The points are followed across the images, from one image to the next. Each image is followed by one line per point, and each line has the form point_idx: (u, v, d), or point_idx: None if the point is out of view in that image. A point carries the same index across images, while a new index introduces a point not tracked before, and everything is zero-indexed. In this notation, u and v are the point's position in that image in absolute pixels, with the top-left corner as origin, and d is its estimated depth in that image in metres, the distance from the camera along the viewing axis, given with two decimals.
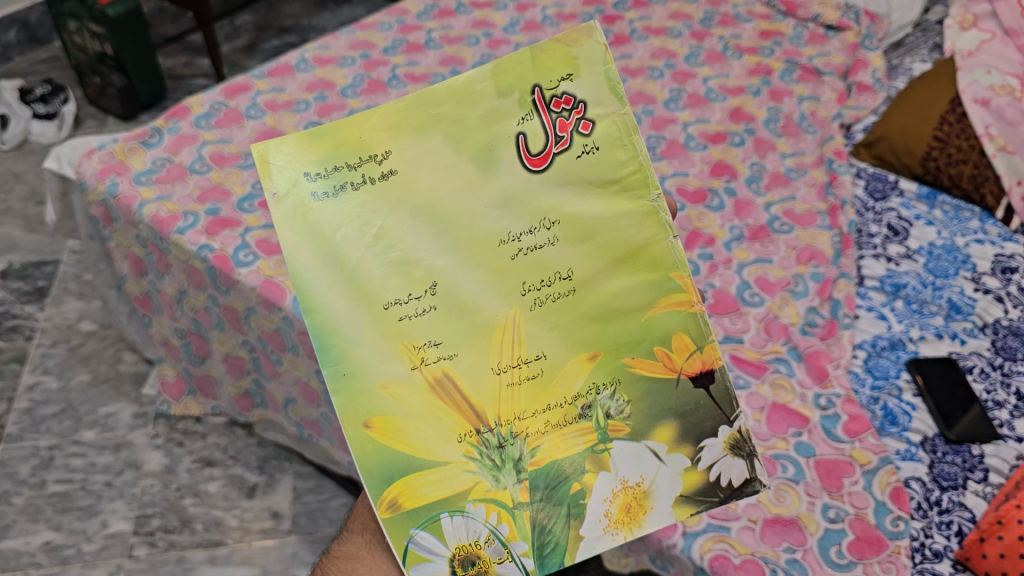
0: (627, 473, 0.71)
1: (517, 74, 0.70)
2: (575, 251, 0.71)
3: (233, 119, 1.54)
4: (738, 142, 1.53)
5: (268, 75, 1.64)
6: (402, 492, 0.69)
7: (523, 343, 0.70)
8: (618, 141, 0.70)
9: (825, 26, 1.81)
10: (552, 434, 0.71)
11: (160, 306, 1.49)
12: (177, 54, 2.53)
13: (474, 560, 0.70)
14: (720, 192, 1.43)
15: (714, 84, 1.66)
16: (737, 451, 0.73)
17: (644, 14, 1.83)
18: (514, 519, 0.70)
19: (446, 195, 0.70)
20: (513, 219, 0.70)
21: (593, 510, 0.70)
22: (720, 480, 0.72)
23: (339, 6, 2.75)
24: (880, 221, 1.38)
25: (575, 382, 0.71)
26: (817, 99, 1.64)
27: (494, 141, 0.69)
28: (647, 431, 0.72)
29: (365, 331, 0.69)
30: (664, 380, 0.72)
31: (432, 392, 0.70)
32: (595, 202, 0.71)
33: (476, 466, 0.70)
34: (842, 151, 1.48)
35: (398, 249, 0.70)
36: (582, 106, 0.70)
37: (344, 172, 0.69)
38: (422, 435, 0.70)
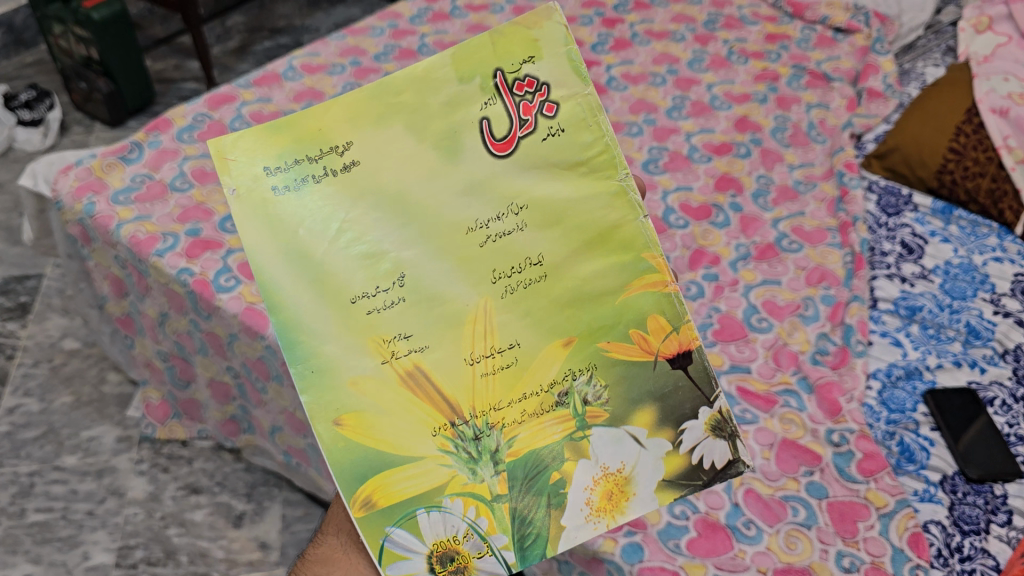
0: (606, 459, 0.63)
1: (476, 62, 0.62)
2: (547, 236, 0.63)
3: (217, 132, 1.48)
4: (744, 153, 1.47)
5: (254, 84, 1.58)
6: (377, 489, 0.62)
7: (496, 332, 0.63)
8: (583, 122, 0.62)
9: (833, 29, 1.74)
10: (529, 423, 0.63)
11: (142, 328, 1.43)
12: (167, 57, 2.46)
13: (453, 555, 0.62)
14: (725, 207, 1.37)
15: (719, 90, 1.59)
16: (719, 431, 0.65)
17: (645, 16, 1.76)
18: (494, 511, 0.63)
19: (411, 184, 0.62)
20: (482, 206, 0.62)
21: (574, 498, 0.63)
22: (702, 462, 0.64)
23: (334, 6, 2.68)
24: (893, 238, 1.31)
25: (549, 368, 0.63)
26: (825, 106, 1.57)
27: (458, 129, 0.62)
28: (626, 415, 0.64)
29: (333, 332, 0.61)
30: (641, 364, 0.64)
31: (403, 385, 0.62)
32: (567, 184, 0.63)
33: (451, 458, 0.63)
34: (853, 163, 1.41)
35: (364, 238, 0.62)
36: (546, 88, 0.62)
37: (306, 166, 0.61)
38: (394, 430, 0.62)
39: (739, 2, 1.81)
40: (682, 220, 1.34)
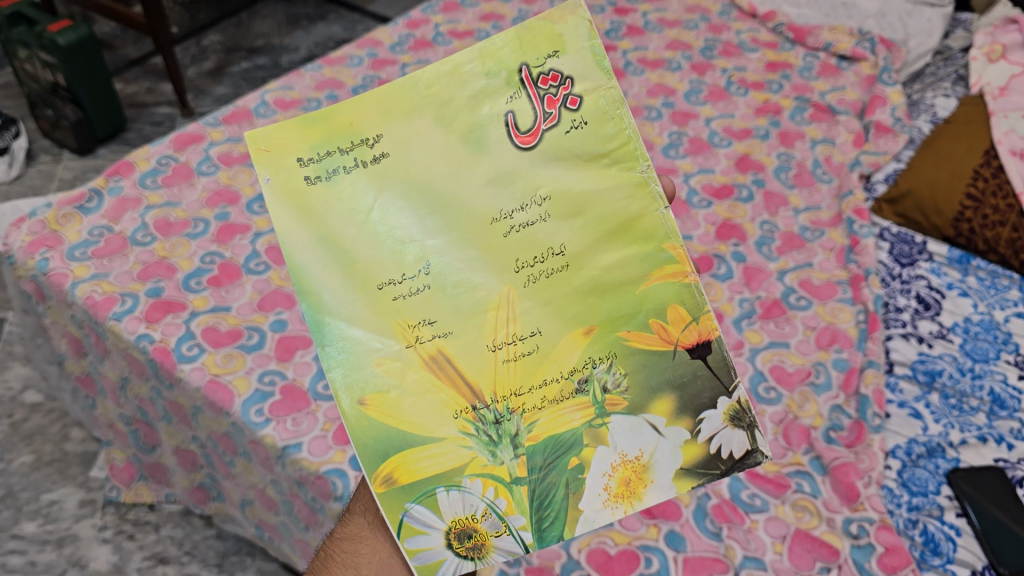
0: (624, 446, 0.52)
1: (500, 57, 0.54)
2: (575, 224, 0.53)
3: (182, 176, 1.37)
4: (746, 196, 1.38)
5: (223, 122, 1.48)
6: (398, 465, 0.53)
7: (519, 320, 0.53)
8: (606, 110, 0.53)
9: (837, 56, 1.65)
10: (548, 408, 0.53)
11: (103, 389, 1.32)
12: (139, 79, 2.35)
13: (470, 532, 0.52)
14: (727, 258, 1.28)
15: (718, 126, 1.51)
16: (737, 421, 0.51)
17: (639, 44, 1.68)
18: (512, 491, 0.53)
19: (440, 175, 0.55)
20: (507, 193, 0.54)
21: (591, 483, 0.52)
22: (720, 452, 0.51)
23: (314, 23, 2.58)
24: (908, 292, 1.23)
25: (569, 356, 0.53)
26: (831, 142, 1.49)
27: (484, 122, 0.54)
28: (644, 404, 0.52)
29: (356, 318, 0.53)
30: (659, 353, 0.53)
31: (425, 368, 0.54)
32: (591, 172, 0.53)
33: (472, 440, 0.53)
34: (863, 210, 1.32)
35: (391, 227, 0.54)
36: (569, 83, 0.53)
37: (335, 157, 0.54)
38: (414, 410, 0.53)
39: (737, 27, 1.73)
40: None
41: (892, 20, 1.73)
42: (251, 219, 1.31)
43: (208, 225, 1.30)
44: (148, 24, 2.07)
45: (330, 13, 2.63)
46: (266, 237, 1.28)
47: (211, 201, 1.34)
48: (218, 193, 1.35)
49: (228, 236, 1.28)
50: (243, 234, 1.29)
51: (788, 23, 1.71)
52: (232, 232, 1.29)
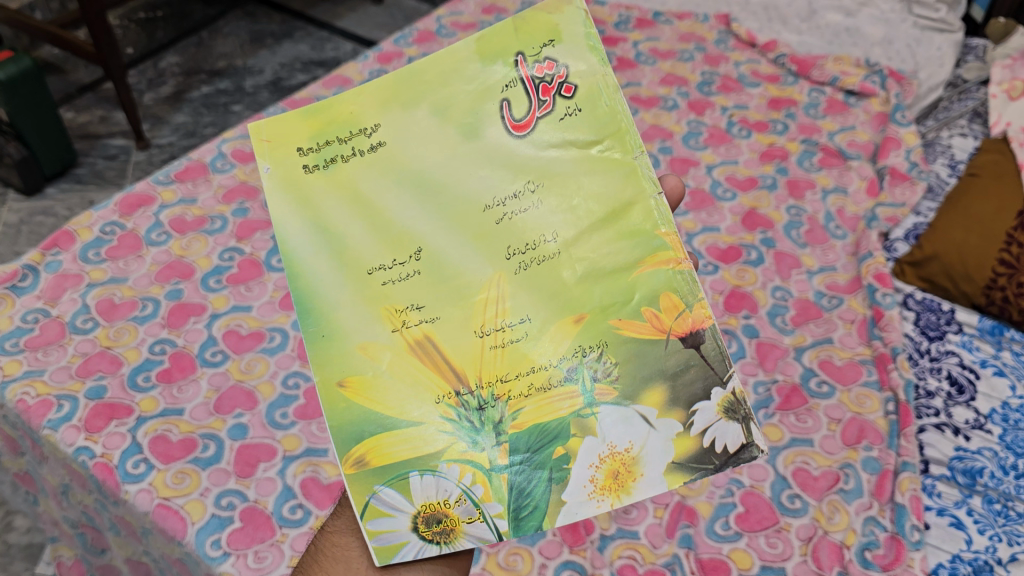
0: (613, 437, 0.46)
1: (498, 46, 0.50)
2: (568, 211, 0.49)
3: (129, 246, 1.23)
4: (755, 258, 1.25)
5: (176, 179, 1.33)
6: (372, 448, 0.48)
7: (507, 309, 0.49)
8: (600, 95, 0.48)
9: (844, 91, 1.53)
10: (534, 398, 0.48)
11: (43, 489, 1.17)
12: (91, 107, 2.19)
13: (439, 517, 0.47)
14: (739, 333, 1.16)
15: (721, 174, 1.38)
16: (733, 414, 0.44)
17: (631, 79, 1.55)
18: (492, 479, 0.47)
19: (433, 163, 0.51)
20: (498, 179, 0.50)
21: (577, 474, 0.46)
22: (713, 445, 0.44)
23: (280, 43, 2.42)
24: (939, 372, 1.12)
25: (556, 346, 0.48)
26: (843, 191, 1.37)
27: (478, 108, 0.50)
28: (635, 392, 0.46)
29: (341, 302, 0.50)
30: (650, 343, 0.47)
31: (410, 355, 0.49)
32: (587, 160, 0.49)
33: (453, 427, 0.48)
34: (886, 275, 1.20)
35: (382, 213, 0.51)
36: (563, 71, 0.49)
37: (333, 147, 0.52)
38: (396, 395, 0.49)
39: (735, 59, 1.60)
40: None
41: (900, 47, 1.62)
42: (207, 298, 1.17)
43: (158, 304, 1.16)
44: (98, 53, 1.90)
45: (296, 31, 2.47)
46: (223, 319, 1.15)
47: (163, 276, 1.20)
48: (169, 266, 1.21)
49: (181, 319, 1.14)
50: (198, 316, 1.15)
51: (790, 54, 1.59)
52: (185, 314, 1.15)
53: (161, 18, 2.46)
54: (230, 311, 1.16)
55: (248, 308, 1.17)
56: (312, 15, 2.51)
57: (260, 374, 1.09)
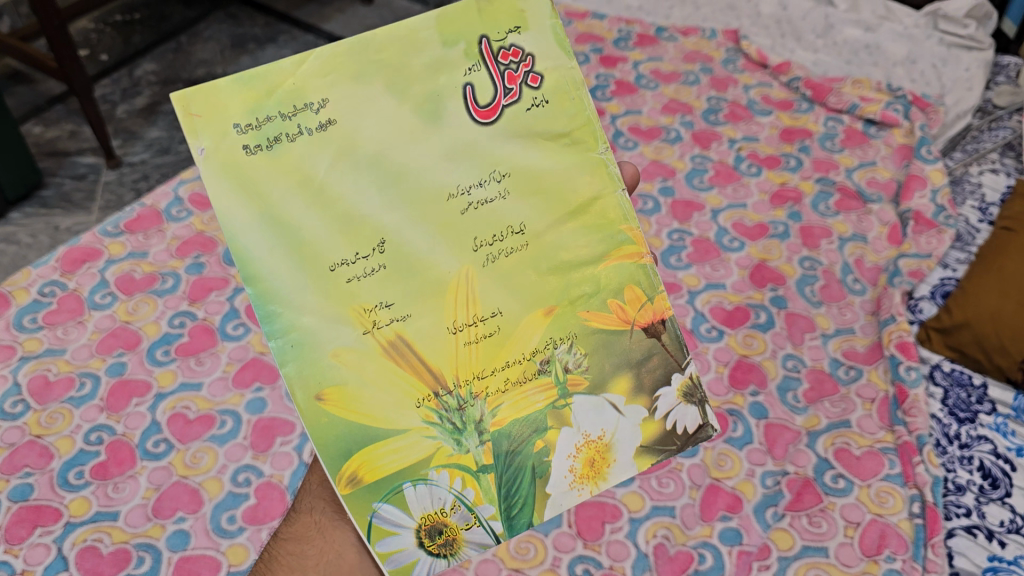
0: (587, 425, 0.53)
1: (462, 26, 0.50)
2: (536, 203, 0.53)
3: (70, 310, 1.11)
4: (764, 321, 1.13)
5: (126, 229, 1.21)
6: (362, 462, 0.50)
7: (479, 301, 0.52)
8: (565, 89, 0.53)
9: (864, 119, 1.40)
10: (512, 393, 0.53)
11: None
12: (61, 120, 2.02)
13: (440, 528, 0.50)
14: (746, 413, 1.04)
15: (728, 220, 1.25)
16: (690, 397, 0.55)
17: (631, 106, 1.41)
18: (480, 480, 0.51)
19: (391, 146, 0.49)
20: (465, 169, 0.51)
21: (557, 466, 0.52)
22: (675, 428, 0.55)
23: (262, 47, 2.25)
24: (969, 462, 0.99)
25: (530, 337, 0.53)
26: (863, 238, 1.24)
27: (443, 90, 0.49)
28: (605, 382, 0.54)
29: (307, 305, 0.48)
30: (618, 333, 0.55)
31: (383, 358, 0.50)
32: (555, 152, 0.53)
33: (435, 430, 0.51)
34: (910, 344, 1.07)
35: (337, 202, 0.48)
36: (530, 59, 0.52)
37: (274, 123, 0.47)
38: (376, 402, 0.50)
39: (744, 81, 1.47)
40: None
41: (924, 68, 1.49)
42: (152, 373, 1.06)
43: (98, 382, 1.04)
44: (60, 69, 1.75)
45: (280, 35, 2.30)
46: (169, 401, 1.03)
47: (105, 347, 1.08)
48: (113, 334, 1.09)
49: (122, 400, 1.03)
50: (141, 397, 1.03)
51: (805, 77, 1.46)
52: (127, 394, 1.03)
53: (139, 20, 2.29)
54: (178, 390, 1.04)
55: (198, 387, 1.05)
56: (297, 16, 2.35)
57: (207, 468, 0.97)
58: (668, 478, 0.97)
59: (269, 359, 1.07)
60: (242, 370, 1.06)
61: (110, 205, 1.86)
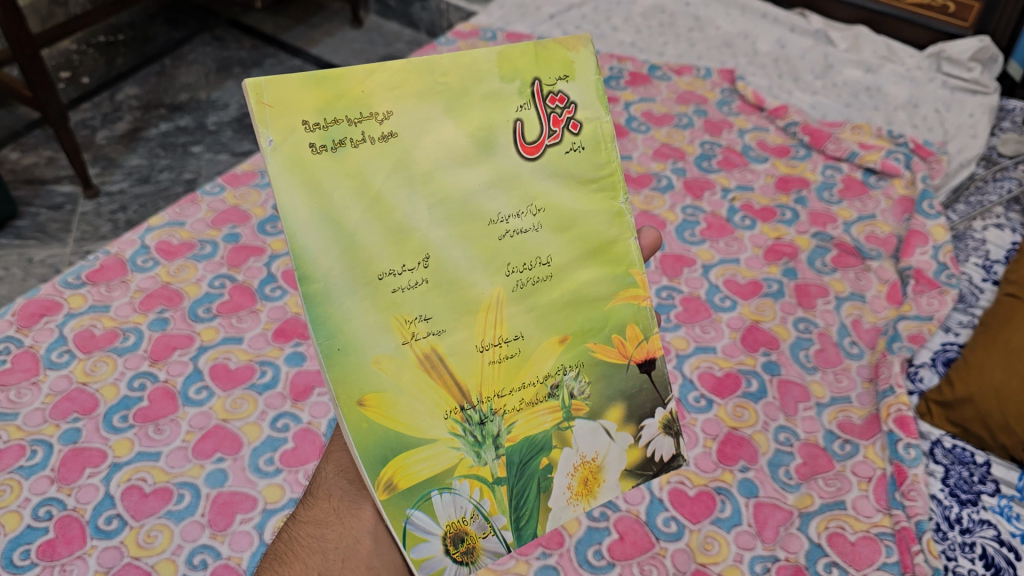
0: (584, 447, 0.61)
1: (518, 65, 0.58)
2: (559, 239, 0.60)
3: (25, 368, 1.05)
4: (756, 390, 1.07)
5: (90, 280, 1.16)
6: (396, 469, 0.56)
7: (505, 323, 0.58)
8: (600, 141, 0.61)
9: (863, 168, 1.37)
10: (525, 413, 0.59)
11: None
12: (39, 146, 1.94)
13: (462, 536, 0.57)
14: (734, 491, 0.97)
15: (719, 277, 1.20)
16: (669, 428, 0.63)
17: (621, 151, 1.38)
18: (495, 492, 0.58)
19: (444, 167, 0.56)
20: (505, 199, 0.58)
21: (558, 482, 0.59)
22: (654, 456, 0.63)
23: (248, 72, 2.19)
24: (970, 549, 0.92)
25: (546, 361, 0.60)
26: (861, 297, 1.19)
27: (496, 124, 0.57)
28: (601, 409, 0.62)
29: (356, 307, 0.54)
30: (615, 365, 0.63)
31: (419, 367, 0.56)
32: (580, 195, 0.61)
33: (460, 441, 0.57)
34: (910, 419, 1.01)
35: (393, 214, 0.54)
36: (573, 107, 0.61)
37: (342, 128, 0.52)
38: (410, 411, 0.56)
39: (739, 126, 1.45)
40: (672, 523, 0.94)
41: (926, 113, 1.46)
42: (108, 441, 0.99)
43: (50, 450, 0.97)
44: (34, 98, 1.68)
45: (267, 58, 2.25)
46: (125, 472, 0.96)
47: (59, 412, 1.01)
48: (69, 398, 1.03)
49: (74, 471, 0.96)
50: (95, 467, 0.96)
51: (802, 122, 1.43)
52: (80, 464, 0.96)
53: (122, 42, 2.24)
54: (135, 459, 0.97)
55: (156, 456, 0.98)
56: (284, 39, 2.30)
57: (161, 549, 0.90)
58: (650, 565, 0.90)
59: (232, 428, 1.01)
60: (202, 439, 1.00)
61: (86, 236, 1.74)
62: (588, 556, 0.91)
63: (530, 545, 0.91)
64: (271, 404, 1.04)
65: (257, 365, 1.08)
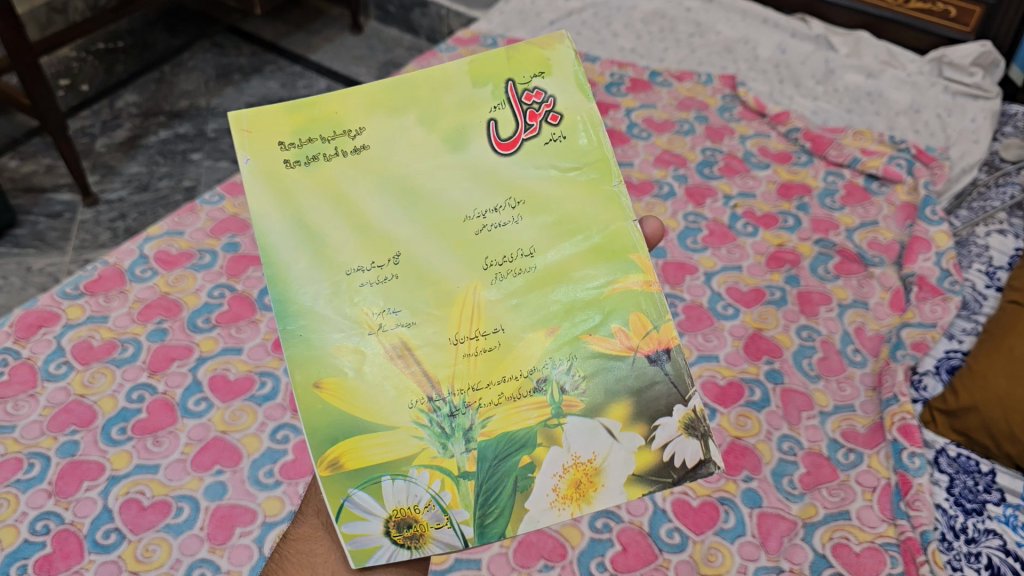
0: (578, 446, 0.50)
1: (490, 70, 0.56)
2: (543, 230, 0.54)
3: (23, 380, 1.04)
4: (759, 399, 1.07)
5: (88, 290, 1.15)
6: (345, 450, 0.49)
7: (485, 314, 0.52)
8: (583, 127, 0.55)
9: (865, 174, 1.36)
10: (503, 405, 0.51)
11: None
12: (38, 154, 1.93)
13: (410, 522, 0.49)
14: (737, 501, 0.97)
15: (721, 285, 1.20)
16: (693, 430, 0.50)
17: (622, 157, 1.37)
18: (460, 485, 0.50)
19: (417, 168, 0.54)
20: (481, 194, 0.54)
21: (541, 483, 0.50)
22: (674, 460, 0.50)
23: (248, 78, 2.19)
24: (976, 559, 0.91)
25: (531, 353, 0.52)
26: (864, 304, 1.18)
27: (465, 126, 0.55)
28: (598, 406, 0.51)
29: (323, 299, 0.51)
30: (618, 358, 0.52)
31: (388, 360, 0.51)
32: (562, 183, 0.55)
33: (425, 431, 0.50)
34: (914, 428, 1.01)
35: (361, 212, 0.53)
36: (552, 101, 0.56)
37: (315, 144, 0.54)
38: (371, 399, 0.50)
39: (741, 131, 1.44)
40: (675, 534, 0.93)
41: (928, 118, 1.45)
42: (106, 454, 0.98)
43: (48, 463, 0.97)
44: (33, 106, 1.67)
45: (266, 65, 2.24)
46: (123, 485, 0.95)
47: (57, 424, 1.00)
48: (66, 410, 1.02)
49: (72, 484, 0.95)
50: (93, 480, 0.96)
51: (804, 128, 1.43)
52: (78, 477, 0.96)
53: (122, 48, 2.22)
54: (133, 472, 0.97)
55: (155, 469, 0.97)
56: (284, 46, 2.30)
57: (160, 563, 0.89)
58: None
59: (231, 440, 1.01)
60: (202, 451, 0.99)
61: (85, 244, 1.74)
62: (591, 568, 0.90)
63: (532, 558, 0.90)
64: (270, 416, 1.03)
65: (257, 376, 1.08)
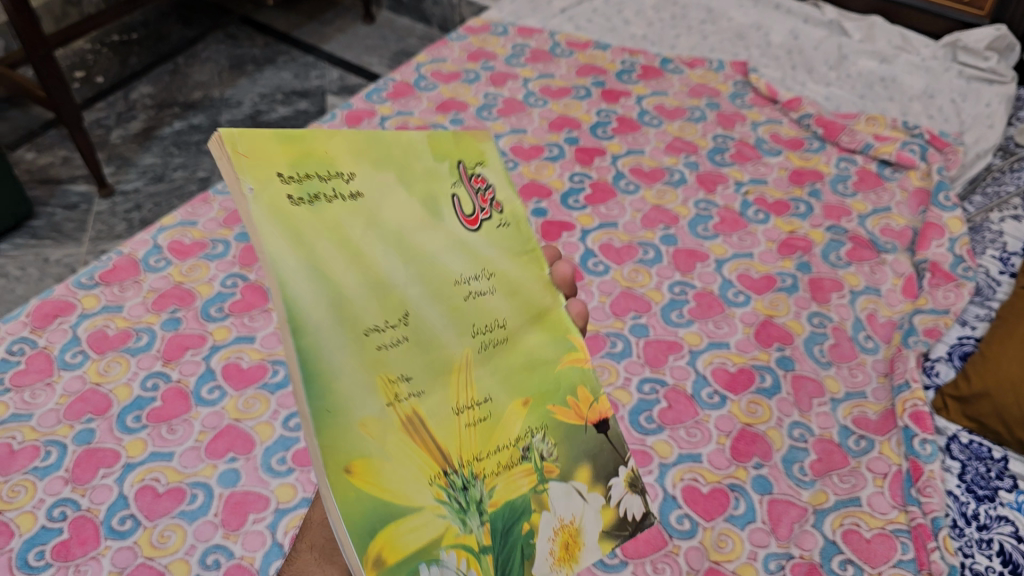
0: (559, 511, 0.54)
1: (443, 147, 0.60)
2: (511, 303, 0.58)
3: (40, 369, 1.06)
4: (770, 385, 1.06)
5: (102, 280, 1.16)
6: (384, 540, 0.47)
7: (474, 385, 0.54)
8: (519, 218, 0.62)
9: (878, 160, 1.35)
10: (501, 477, 0.54)
11: None
12: (54, 146, 1.95)
13: None
14: (748, 488, 0.97)
15: (733, 272, 1.20)
16: (634, 487, 0.57)
17: (633, 145, 1.38)
18: (482, 562, 0.51)
19: (410, 229, 0.55)
20: (461, 262, 0.57)
21: (539, 550, 0.53)
22: (627, 515, 0.55)
23: (261, 69, 2.20)
24: (988, 545, 0.91)
25: (513, 426, 0.55)
26: (876, 291, 1.18)
27: (436, 194, 0.58)
28: (569, 471, 0.56)
29: (346, 361, 0.48)
30: (573, 428, 0.57)
31: (403, 431, 0.50)
32: (517, 264, 0.60)
33: (445, 508, 0.51)
34: (926, 415, 1.01)
35: (373, 267, 0.52)
36: (490, 189, 0.62)
37: (314, 182, 0.51)
38: (396, 477, 0.49)
39: (752, 118, 1.44)
40: (686, 521, 0.93)
41: (942, 103, 1.44)
42: (121, 442, 0.99)
43: (65, 451, 0.98)
44: (48, 98, 1.68)
45: (279, 56, 2.25)
46: (138, 472, 0.97)
47: (73, 412, 1.02)
48: (82, 398, 1.03)
49: (88, 471, 0.96)
50: (109, 467, 0.97)
51: (816, 114, 1.42)
52: (94, 465, 0.97)
53: (136, 40, 2.24)
54: (148, 460, 0.98)
55: (169, 456, 0.98)
56: (297, 36, 2.30)
57: (175, 549, 0.90)
58: (664, 563, 0.89)
59: (244, 427, 1.02)
60: (215, 439, 1.00)
61: (101, 235, 1.75)
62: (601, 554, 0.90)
63: None
64: (283, 404, 1.04)
65: (270, 364, 1.09)
